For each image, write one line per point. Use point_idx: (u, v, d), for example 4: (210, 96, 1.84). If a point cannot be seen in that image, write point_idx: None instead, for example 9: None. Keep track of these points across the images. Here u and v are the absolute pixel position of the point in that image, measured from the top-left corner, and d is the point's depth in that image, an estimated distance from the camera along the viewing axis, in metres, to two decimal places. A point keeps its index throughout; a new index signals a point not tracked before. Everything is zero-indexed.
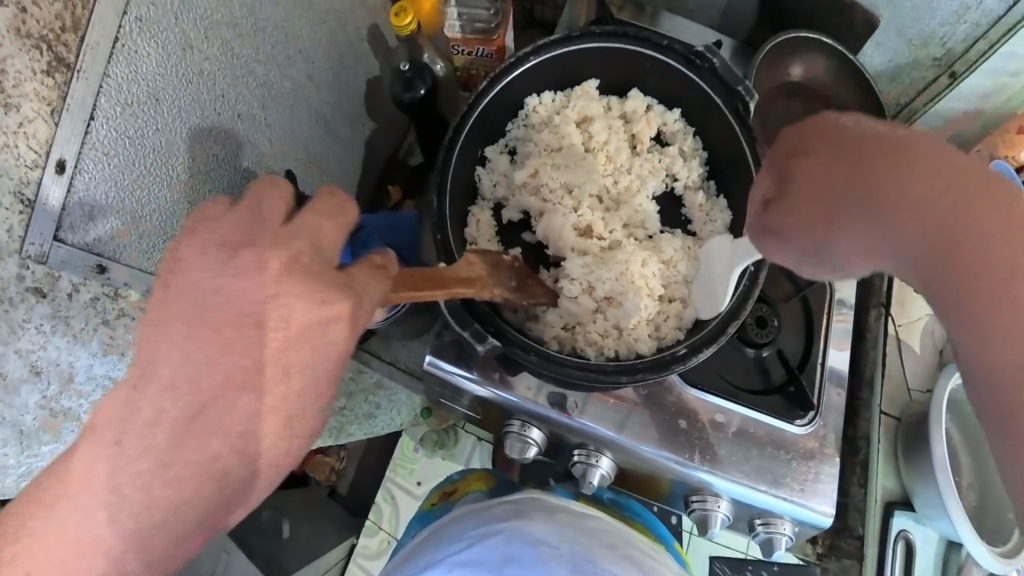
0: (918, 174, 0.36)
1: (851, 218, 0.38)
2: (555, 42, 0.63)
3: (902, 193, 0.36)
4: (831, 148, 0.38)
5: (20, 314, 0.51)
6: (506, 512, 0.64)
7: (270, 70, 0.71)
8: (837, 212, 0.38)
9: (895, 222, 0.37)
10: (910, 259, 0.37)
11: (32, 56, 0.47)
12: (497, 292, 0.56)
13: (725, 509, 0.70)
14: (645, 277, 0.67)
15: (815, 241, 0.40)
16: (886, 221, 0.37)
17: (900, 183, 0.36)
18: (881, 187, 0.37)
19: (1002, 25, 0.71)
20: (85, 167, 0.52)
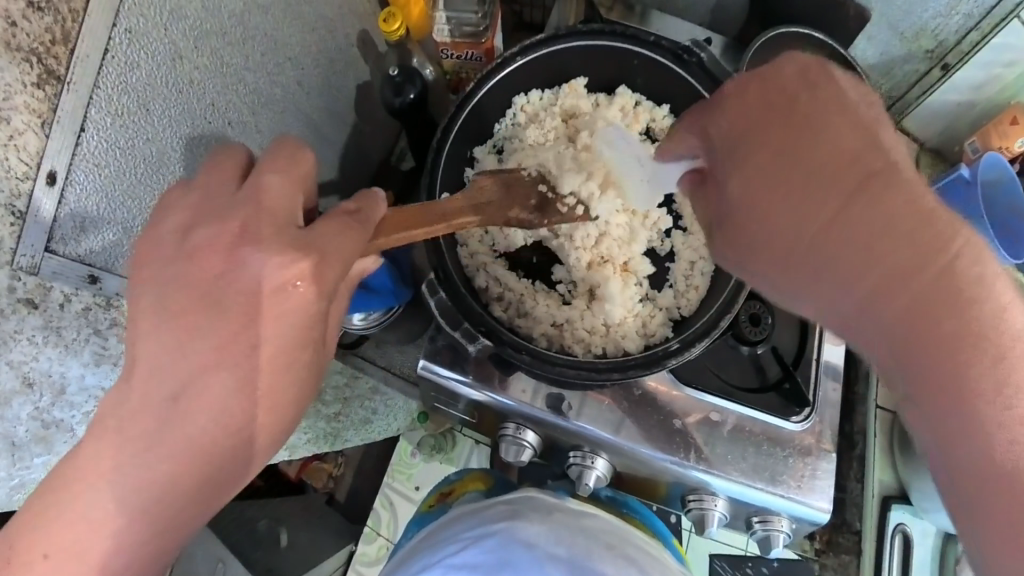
0: (867, 204, 0.41)
1: (794, 240, 0.44)
2: (541, 42, 0.64)
3: (844, 219, 0.41)
4: (773, 165, 0.44)
5: (11, 326, 0.51)
6: (502, 514, 0.64)
7: (261, 77, 0.71)
8: (780, 233, 0.44)
9: (828, 252, 0.42)
10: (852, 282, 0.42)
11: (22, 69, 0.47)
12: (506, 214, 0.59)
13: (723, 507, 0.70)
14: (633, 268, 0.69)
15: (764, 256, 0.46)
16: (820, 248, 0.43)
17: (841, 212, 0.41)
18: (823, 214, 0.42)
19: (996, 13, 0.73)
20: (76, 178, 0.52)
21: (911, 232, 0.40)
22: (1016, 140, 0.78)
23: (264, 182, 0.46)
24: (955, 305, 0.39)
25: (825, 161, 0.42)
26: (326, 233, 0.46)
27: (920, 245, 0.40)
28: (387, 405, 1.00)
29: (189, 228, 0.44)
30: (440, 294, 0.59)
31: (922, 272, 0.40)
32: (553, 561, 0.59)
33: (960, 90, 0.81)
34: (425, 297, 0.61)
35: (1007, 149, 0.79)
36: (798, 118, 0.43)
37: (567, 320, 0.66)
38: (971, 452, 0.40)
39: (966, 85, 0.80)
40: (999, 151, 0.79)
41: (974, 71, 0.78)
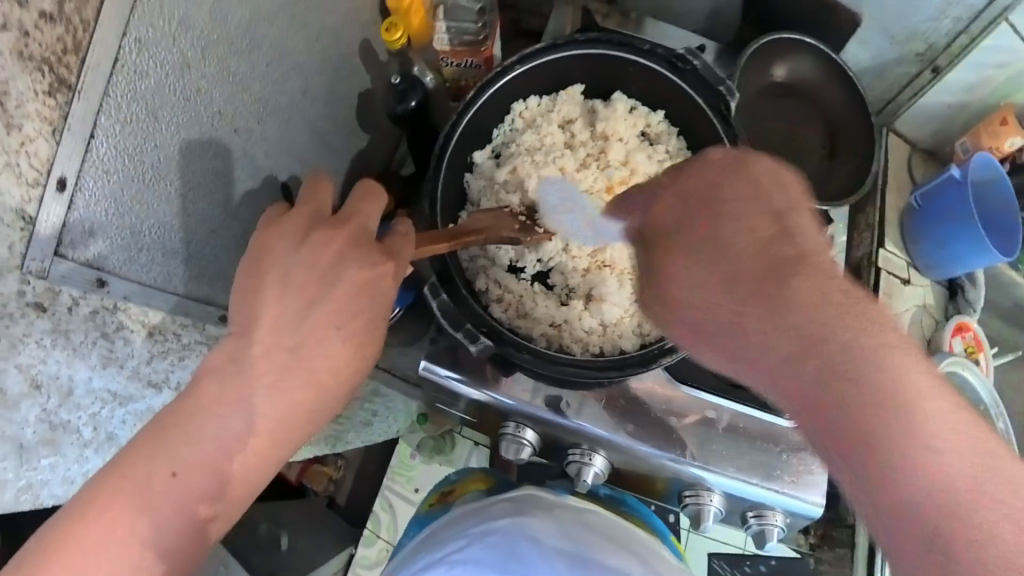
0: (769, 282, 0.46)
1: (709, 310, 0.48)
2: (539, 51, 0.66)
3: (748, 297, 0.46)
4: (701, 240, 0.50)
5: (20, 329, 0.52)
6: (505, 510, 0.66)
7: (265, 86, 0.72)
8: (689, 290, 0.50)
9: (729, 325, 0.47)
10: (733, 333, 0.47)
11: (34, 77, 0.48)
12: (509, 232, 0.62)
13: (719, 502, 0.72)
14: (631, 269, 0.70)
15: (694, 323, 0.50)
16: (731, 318, 0.47)
17: (742, 286, 0.47)
18: (727, 294, 0.47)
19: (984, 17, 0.74)
20: (85, 184, 0.54)
21: (805, 312, 0.44)
22: (1007, 140, 0.81)
23: (358, 202, 0.55)
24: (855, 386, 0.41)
25: (742, 247, 0.48)
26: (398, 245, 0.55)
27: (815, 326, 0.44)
28: (388, 406, 0.99)
29: (305, 231, 0.53)
30: (443, 295, 0.60)
31: (821, 353, 0.43)
32: (558, 556, 0.60)
33: (951, 92, 0.83)
34: (427, 298, 0.61)
35: (998, 149, 0.82)
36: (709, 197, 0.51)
37: (568, 321, 0.68)
38: (914, 514, 0.39)
39: (956, 88, 0.82)
40: (991, 151, 0.82)
41: (965, 72, 0.80)
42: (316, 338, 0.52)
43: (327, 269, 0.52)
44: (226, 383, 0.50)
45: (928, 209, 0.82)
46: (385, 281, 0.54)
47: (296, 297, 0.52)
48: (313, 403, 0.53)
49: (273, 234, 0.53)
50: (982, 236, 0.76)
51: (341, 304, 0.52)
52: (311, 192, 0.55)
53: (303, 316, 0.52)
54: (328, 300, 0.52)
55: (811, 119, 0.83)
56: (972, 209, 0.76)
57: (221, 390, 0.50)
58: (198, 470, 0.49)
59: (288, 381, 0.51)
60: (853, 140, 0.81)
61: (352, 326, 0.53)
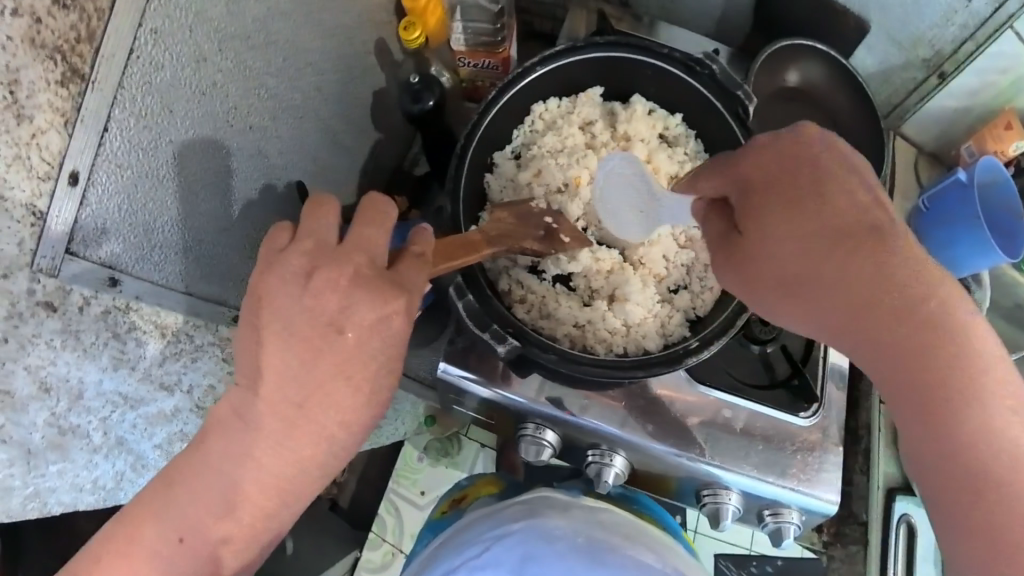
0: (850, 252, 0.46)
1: (786, 272, 0.48)
2: (560, 52, 0.66)
3: (838, 266, 0.46)
4: (789, 199, 0.47)
5: (30, 329, 0.50)
6: (518, 513, 0.65)
7: (281, 82, 0.71)
8: (780, 268, 0.48)
9: (817, 283, 0.46)
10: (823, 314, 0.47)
11: (46, 67, 0.47)
12: (527, 244, 0.62)
13: (737, 501, 0.72)
14: (651, 269, 0.70)
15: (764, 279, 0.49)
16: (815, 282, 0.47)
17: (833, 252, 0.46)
18: (817, 256, 0.46)
19: (988, 27, 0.76)
20: (98, 179, 0.52)
21: (886, 282, 0.45)
22: (1012, 143, 0.83)
23: (364, 229, 0.51)
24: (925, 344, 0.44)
25: (840, 213, 0.46)
26: (412, 272, 0.52)
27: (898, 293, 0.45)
28: (395, 409, 0.98)
29: (309, 270, 0.49)
30: (469, 296, 0.60)
31: (899, 318, 0.44)
32: (572, 554, 0.61)
33: (955, 96, 0.86)
34: (453, 299, 0.61)
35: (1003, 153, 0.84)
36: (802, 173, 0.48)
37: (591, 321, 0.68)
38: (940, 460, 0.43)
39: (961, 92, 0.85)
40: (995, 154, 0.85)
41: (969, 77, 0.82)
42: (324, 389, 0.48)
43: (334, 313, 0.48)
44: (230, 434, 0.49)
45: (933, 213, 0.85)
46: (395, 320, 0.50)
47: (296, 348, 0.48)
48: (333, 420, 0.49)
49: (272, 277, 0.49)
50: (986, 237, 0.78)
51: (347, 354, 0.48)
52: (312, 221, 0.51)
53: (304, 368, 0.48)
54: (335, 349, 0.48)
55: (820, 124, 0.85)
56: (976, 209, 0.79)
57: (226, 445, 0.49)
58: (213, 517, 0.49)
59: (296, 440, 0.49)
60: (860, 144, 0.83)
61: (362, 373, 0.49)
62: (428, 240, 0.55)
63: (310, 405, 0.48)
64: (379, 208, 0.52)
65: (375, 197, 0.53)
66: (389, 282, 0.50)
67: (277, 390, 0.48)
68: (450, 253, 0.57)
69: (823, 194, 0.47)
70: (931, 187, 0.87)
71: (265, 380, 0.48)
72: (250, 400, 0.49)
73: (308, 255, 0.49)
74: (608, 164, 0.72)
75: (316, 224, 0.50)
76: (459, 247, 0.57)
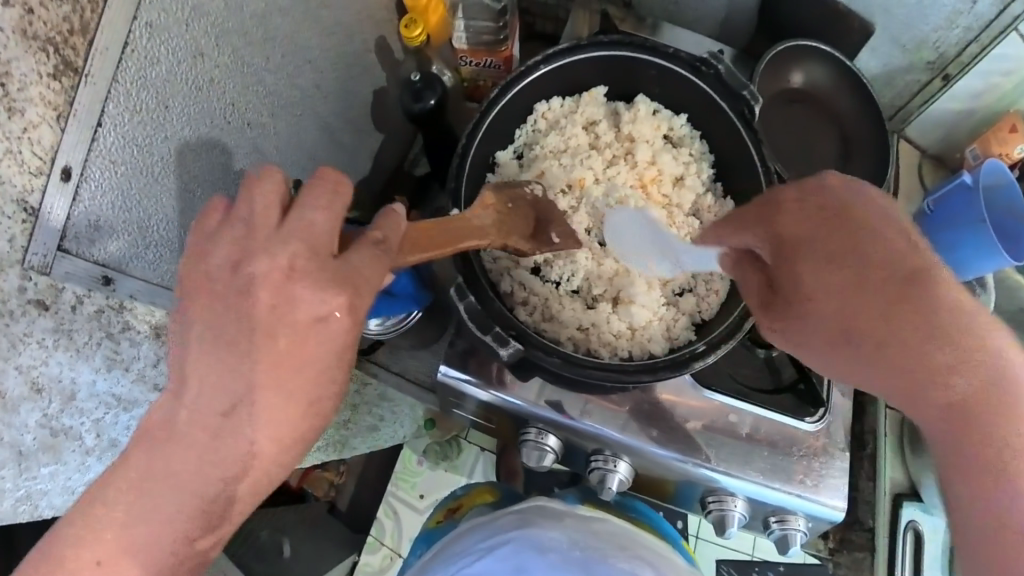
0: (911, 308, 0.44)
1: (838, 326, 0.46)
2: (564, 51, 0.65)
3: (897, 323, 0.44)
4: (843, 261, 0.46)
5: (21, 328, 0.49)
6: (511, 521, 0.65)
7: (280, 79, 0.70)
8: (824, 318, 0.47)
9: (869, 337, 0.45)
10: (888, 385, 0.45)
11: (38, 59, 0.46)
12: (512, 241, 0.59)
13: (742, 508, 0.71)
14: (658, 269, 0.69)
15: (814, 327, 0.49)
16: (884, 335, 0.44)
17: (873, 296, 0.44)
18: (864, 314, 0.45)
19: (993, 28, 0.76)
20: (91, 175, 0.51)
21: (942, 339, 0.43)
22: (1015, 146, 0.82)
23: (309, 214, 0.46)
24: (954, 369, 0.43)
25: (881, 269, 0.45)
26: (362, 268, 0.47)
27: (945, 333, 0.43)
28: (393, 412, 0.99)
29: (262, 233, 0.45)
30: (470, 298, 0.59)
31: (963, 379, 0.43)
32: (565, 565, 0.60)
33: (959, 99, 0.85)
34: (454, 301, 0.60)
35: (1007, 156, 0.83)
36: (846, 224, 0.47)
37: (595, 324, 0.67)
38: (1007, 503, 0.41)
39: (964, 94, 0.84)
40: (998, 156, 0.83)
41: (973, 80, 0.82)
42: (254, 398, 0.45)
43: (265, 316, 0.45)
44: (162, 446, 0.45)
45: (936, 216, 0.84)
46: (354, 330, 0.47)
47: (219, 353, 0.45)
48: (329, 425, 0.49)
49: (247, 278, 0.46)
50: (992, 240, 0.77)
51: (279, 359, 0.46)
52: (256, 201, 0.46)
53: (232, 371, 0.45)
54: (265, 351, 0.45)
55: (825, 126, 0.84)
56: (981, 213, 0.78)
57: (156, 455, 0.45)
58: (158, 530, 0.45)
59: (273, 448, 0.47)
60: (864, 147, 0.82)
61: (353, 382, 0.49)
62: (397, 224, 0.50)
63: (243, 406, 0.45)
64: (331, 187, 0.47)
65: (326, 169, 0.47)
66: (341, 284, 0.46)
67: (194, 379, 0.46)
68: (424, 243, 0.53)
69: (863, 245, 0.46)
70: (935, 190, 0.87)
71: (179, 375, 0.46)
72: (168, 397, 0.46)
73: (250, 239, 0.46)
74: (611, 167, 0.71)
75: (260, 202, 0.46)
76: (435, 236, 0.54)
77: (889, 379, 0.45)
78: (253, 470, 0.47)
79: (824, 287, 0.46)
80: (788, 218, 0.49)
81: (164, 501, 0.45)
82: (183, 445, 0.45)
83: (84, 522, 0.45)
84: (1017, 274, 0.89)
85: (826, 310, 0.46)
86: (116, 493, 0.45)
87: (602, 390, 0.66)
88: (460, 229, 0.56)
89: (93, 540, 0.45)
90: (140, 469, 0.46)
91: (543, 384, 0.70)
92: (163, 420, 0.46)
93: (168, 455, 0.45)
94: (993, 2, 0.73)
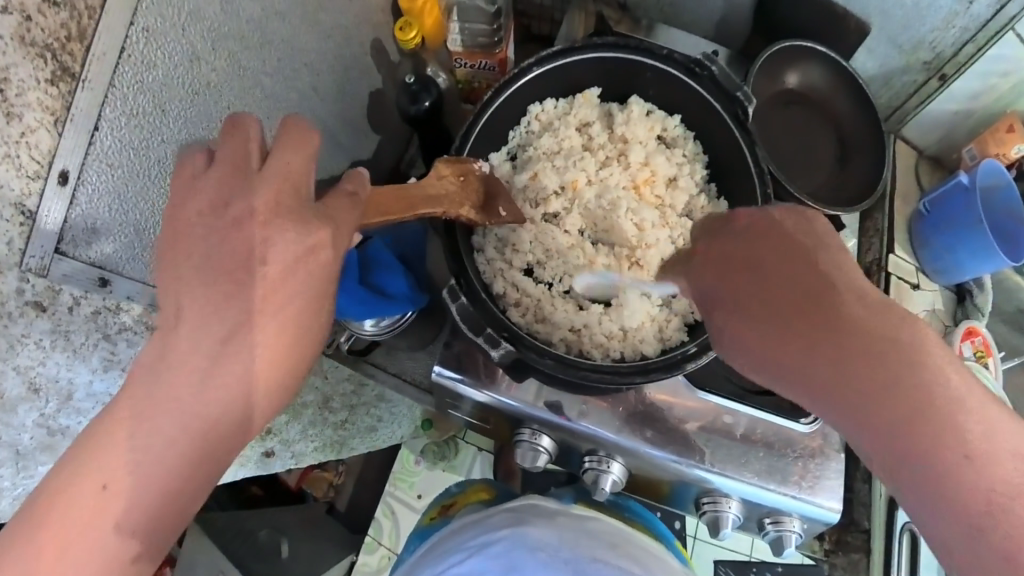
0: (821, 323, 0.40)
1: (772, 364, 0.42)
2: (557, 53, 0.65)
3: (817, 347, 0.39)
4: (758, 297, 0.44)
5: (19, 329, 0.50)
6: (505, 520, 0.65)
7: (276, 82, 0.71)
8: (760, 353, 0.43)
9: (802, 368, 0.40)
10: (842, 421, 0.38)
11: (36, 65, 0.46)
12: (463, 212, 0.60)
13: (736, 509, 0.71)
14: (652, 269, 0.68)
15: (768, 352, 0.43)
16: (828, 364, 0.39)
17: (793, 316, 0.41)
18: (786, 344, 0.41)
19: (989, 29, 0.75)
20: (89, 179, 0.51)
21: (865, 353, 0.37)
22: (1013, 147, 0.82)
23: (284, 155, 0.44)
24: (886, 377, 0.36)
25: (788, 289, 0.42)
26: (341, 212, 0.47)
27: (893, 355, 0.37)
28: (392, 411, 1.00)
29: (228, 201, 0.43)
30: (462, 300, 0.59)
31: (902, 392, 0.36)
32: (555, 565, 0.59)
33: (957, 99, 0.85)
34: (446, 303, 0.59)
35: (1005, 156, 0.83)
36: (750, 259, 0.46)
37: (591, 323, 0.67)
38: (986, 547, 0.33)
39: (962, 95, 0.84)
40: (997, 157, 0.83)
41: (970, 81, 0.81)
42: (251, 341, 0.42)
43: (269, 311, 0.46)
44: (152, 389, 0.40)
45: (934, 217, 0.84)
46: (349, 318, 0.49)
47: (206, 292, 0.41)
48: None
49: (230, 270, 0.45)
50: (987, 243, 0.77)
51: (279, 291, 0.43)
52: (232, 153, 0.44)
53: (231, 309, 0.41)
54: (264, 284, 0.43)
55: (821, 126, 0.83)
56: (978, 215, 0.78)
57: (143, 399, 0.40)
58: (138, 488, 0.39)
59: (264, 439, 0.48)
60: (861, 147, 0.82)
61: None
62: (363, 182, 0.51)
63: None
64: (300, 131, 0.45)
65: (296, 116, 0.46)
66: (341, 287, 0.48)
67: (186, 317, 0.41)
68: (387, 206, 0.53)
69: (767, 276, 0.44)
70: (932, 191, 0.86)
71: None
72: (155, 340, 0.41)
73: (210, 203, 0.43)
74: (605, 169, 0.72)
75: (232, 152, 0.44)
76: (398, 200, 0.54)
77: (842, 415, 0.38)
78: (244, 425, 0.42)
79: (745, 325, 0.44)
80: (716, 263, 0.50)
81: (145, 453, 0.39)
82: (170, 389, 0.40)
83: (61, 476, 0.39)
84: (1017, 275, 0.88)
85: (758, 347, 0.43)
86: (96, 440, 0.39)
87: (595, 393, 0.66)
88: (419, 195, 0.57)
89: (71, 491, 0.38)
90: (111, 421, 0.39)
91: (540, 386, 0.70)
92: (153, 360, 0.41)
93: (154, 402, 0.40)
94: (990, 3, 0.72)
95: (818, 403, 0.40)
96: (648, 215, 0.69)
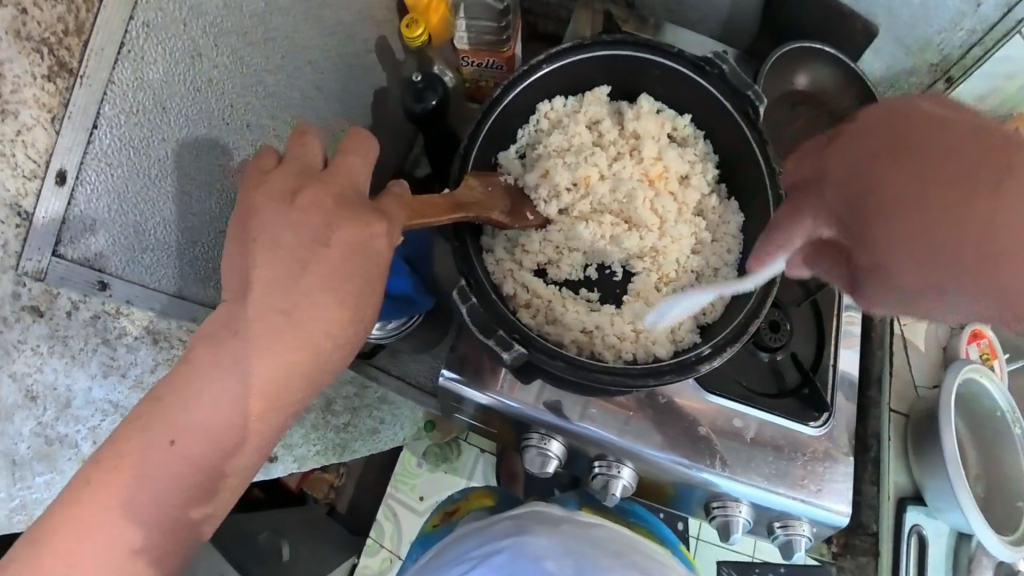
0: (955, 198, 0.37)
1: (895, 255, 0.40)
2: (567, 50, 0.64)
3: (955, 221, 0.37)
4: (912, 183, 0.39)
5: (15, 335, 0.49)
6: (508, 529, 0.64)
7: (280, 79, 0.69)
8: (887, 244, 0.41)
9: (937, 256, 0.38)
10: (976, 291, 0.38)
11: (32, 60, 0.45)
12: (495, 215, 0.61)
13: (747, 513, 0.71)
14: (663, 266, 0.69)
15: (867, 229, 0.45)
16: (873, 186, 0.41)
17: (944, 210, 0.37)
18: (930, 235, 0.38)
19: (995, 33, 0.76)
20: (86, 178, 0.50)
21: (976, 218, 0.36)
22: None
23: (348, 158, 0.48)
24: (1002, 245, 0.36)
25: (939, 164, 0.38)
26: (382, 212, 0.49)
27: (969, 185, 0.37)
28: (394, 414, 0.99)
29: (292, 194, 0.46)
30: (473, 302, 0.58)
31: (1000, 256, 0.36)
32: None
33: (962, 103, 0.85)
34: (456, 304, 0.59)
35: None
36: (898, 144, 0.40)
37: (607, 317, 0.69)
38: None
39: (968, 97, 0.84)
40: None
41: (976, 82, 0.83)
42: (294, 324, 0.45)
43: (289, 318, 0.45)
44: (219, 350, 0.44)
45: None
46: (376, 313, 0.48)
47: (271, 267, 0.45)
48: None
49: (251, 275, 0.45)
50: None
51: (331, 272, 0.46)
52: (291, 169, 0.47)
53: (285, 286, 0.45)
54: (322, 260, 0.45)
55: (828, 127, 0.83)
56: None
57: (215, 356, 0.44)
58: (196, 437, 0.44)
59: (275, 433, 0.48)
60: None
61: None
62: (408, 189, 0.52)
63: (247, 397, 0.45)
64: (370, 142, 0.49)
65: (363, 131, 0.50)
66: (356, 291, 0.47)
67: (252, 288, 0.45)
68: (426, 209, 0.52)
69: (944, 162, 0.38)
70: None
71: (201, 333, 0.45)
72: (225, 305, 0.45)
73: (272, 196, 0.46)
74: (617, 163, 0.70)
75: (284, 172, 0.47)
76: (434, 204, 0.54)
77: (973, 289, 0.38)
78: (280, 406, 0.46)
79: (904, 208, 0.39)
80: (839, 154, 0.45)
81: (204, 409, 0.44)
82: (232, 351, 0.44)
83: (132, 423, 0.43)
84: None
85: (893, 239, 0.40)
86: (171, 390, 0.44)
87: (596, 393, 0.65)
88: (454, 200, 0.57)
89: (140, 435, 0.43)
90: (181, 375, 0.45)
91: (543, 385, 0.69)
92: (219, 326, 0.45)
93: (215, 362, 0.44)
94: (998, 4, 0.72)
95: (954, 274, 0.38)
96: (669, 203, 0.70)
